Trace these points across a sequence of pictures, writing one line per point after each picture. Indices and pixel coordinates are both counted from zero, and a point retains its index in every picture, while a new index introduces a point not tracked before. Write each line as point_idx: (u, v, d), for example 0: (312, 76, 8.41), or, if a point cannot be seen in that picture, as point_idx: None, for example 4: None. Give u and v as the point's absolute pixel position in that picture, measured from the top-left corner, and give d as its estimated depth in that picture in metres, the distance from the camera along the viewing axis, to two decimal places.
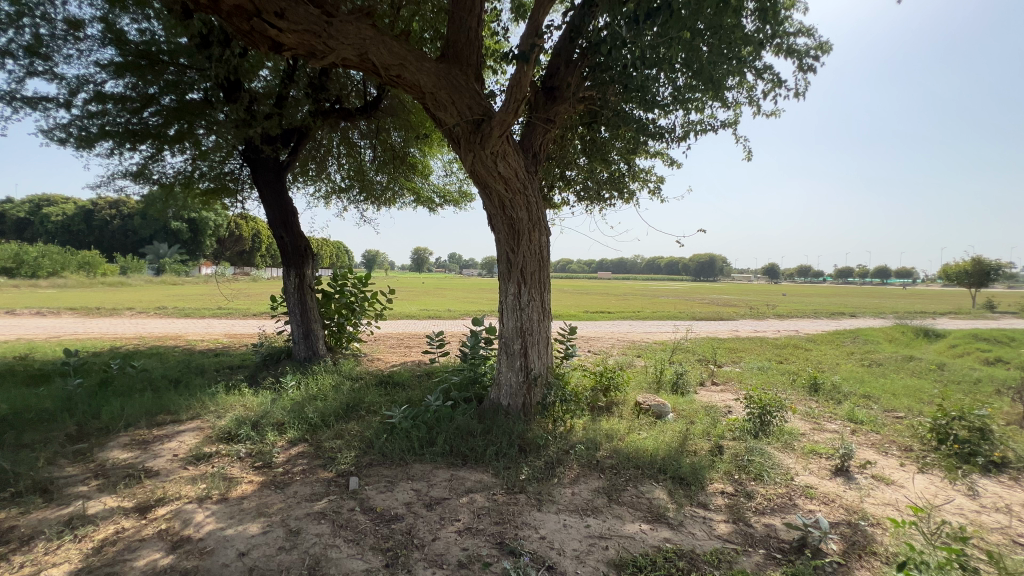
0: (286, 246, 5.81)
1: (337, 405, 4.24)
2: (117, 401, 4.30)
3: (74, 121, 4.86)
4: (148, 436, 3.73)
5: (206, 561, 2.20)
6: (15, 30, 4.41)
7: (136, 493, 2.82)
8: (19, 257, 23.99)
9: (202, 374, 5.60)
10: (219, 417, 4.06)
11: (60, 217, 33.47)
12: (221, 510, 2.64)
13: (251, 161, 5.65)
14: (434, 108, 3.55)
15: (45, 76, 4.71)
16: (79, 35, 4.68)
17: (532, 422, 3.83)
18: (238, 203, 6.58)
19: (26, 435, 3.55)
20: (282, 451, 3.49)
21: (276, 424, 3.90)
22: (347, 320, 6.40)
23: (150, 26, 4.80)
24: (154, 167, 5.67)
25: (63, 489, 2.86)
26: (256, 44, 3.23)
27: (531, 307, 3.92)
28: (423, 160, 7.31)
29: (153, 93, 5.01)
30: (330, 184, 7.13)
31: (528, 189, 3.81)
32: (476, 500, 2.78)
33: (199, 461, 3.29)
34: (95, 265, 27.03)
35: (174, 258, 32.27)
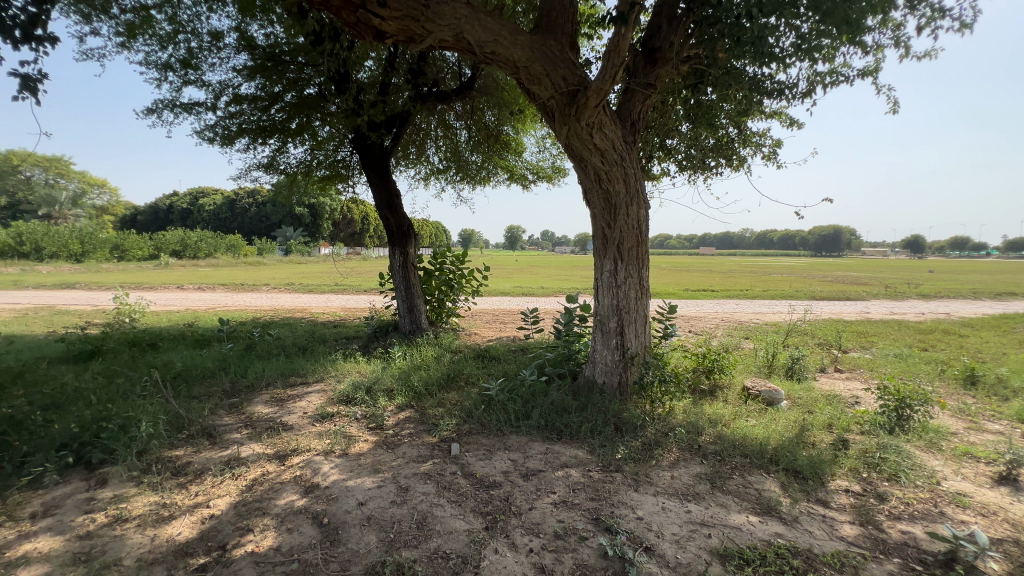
0: (391, 226, 6.22)
1: (439, 375, 4.53)
2: (259, 364, 5.00)
3: (219, 122, 5.59)
4: (284, 394, 4.29)
5: (332, 507, 2.49)
6: (173, 46, 5.14)
7: (277, 443, 3.28)
8: (184, 240, 28.68)
9: (324, 343, 6.28)
10: (339, 382, 4.54)
11: (212, 207, 39.24)
12: (344, 463, 2.97)
13: (360, 148, 6.08)
14: (528, 82, 3.50)
15: (196, 84, 5.46)
16: (220, 44, 5.32)
17: (628, 401, 3.74)
18: (349, 187, 7.17)
19: (195, 387, 4.28)
20: (391, 415, 3.81)
21: (387, 390, 4.27)
22: (447, 296, 6.73)
23: (274, 30, 5.29)
24: (281, 159, 6.34)
25: (223, 435, 3.41)
26: (361, 34, 3.33)
27: (628, 284, 3.79)
28: (516, 138, 7.30)
29: (278, 91, 5.57)
30: (429, 165, 7.44)
31: (626, 159, 3.64)
32: (572, 475, 2.80)
33: (325, 419, 3.72)
34: (239, 248, 31.49)
35: (299, 239, 36.35)
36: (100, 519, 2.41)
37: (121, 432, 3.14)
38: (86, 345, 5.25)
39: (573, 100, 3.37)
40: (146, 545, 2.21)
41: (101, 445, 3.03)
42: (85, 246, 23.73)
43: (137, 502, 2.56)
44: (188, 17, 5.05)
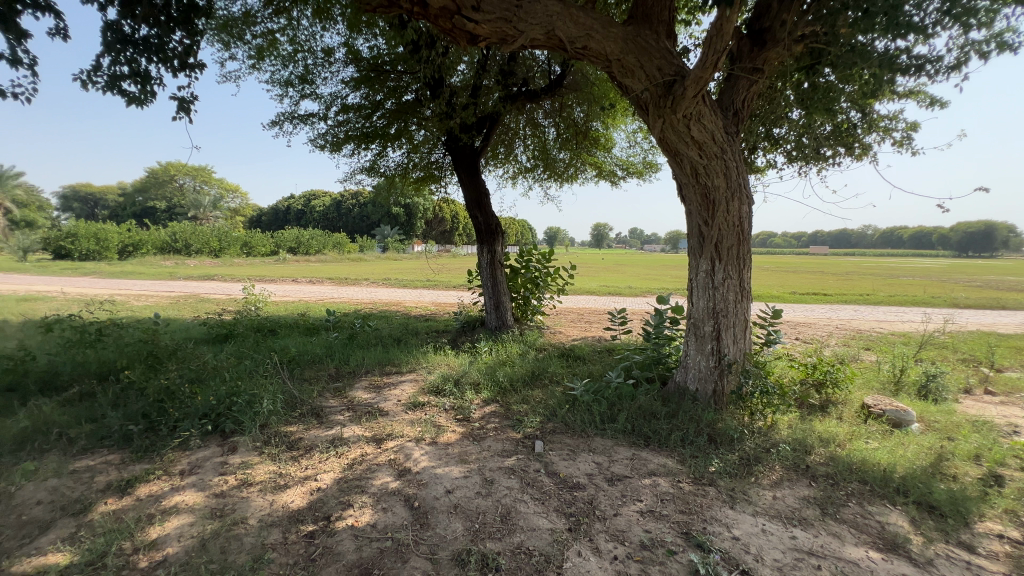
0: (480, 224, 6.40)
1: (524, 372, 4.58)
2: (360, 352, 5.44)
3: (329, 130, 6.14)
4: (381, 382, 4.62)
5: (423, 492, 2.63)
6: (293, 64, 5.72)
7: (374, 426, 3.54)
8: (299, 238, 32.01)
9: (416, 335, 6.65)
10: (430, 373, 4.78)
11: (322, 208, 43.33)
12: (433, 451, 3.12)
13: (452, 149, 6.34)
14: (620, 76, 3.39)
15: (311, 97, 6.05)
16: (331, 59, 5.82)
17: (724, 411, 3.49)
18: (442, 188, 7.51)
19: (307, 371, 4.77)
20: (478, 408, 3.93)
21: (473, 383, 4.41)
22: (532, 294, 6.78)
23: (377, 42, 5.67)
24: (381, 162, 6.81)
25: (328, 416, 3.75)
26: (456, 39, 3.43)
27: (727, 286, 3.53)
28: (606, 134, 7.13)
29: (379, 99, 5.97)
30: (517, 164, 7.54)
31: (727, 151, 3.39)
32: (660, 484, 2.68)
33: (417, 407, 3.93)
34: (343, 245, 34.46)
35: (395, 237, 38.89)
36: (231, 481, 2.76)
37: (248, 407, 3.58)
38: (222, 329, 6.07)
39: (669, 91, 3.21)
40: (266, 508, 2.50)
41: (232, 417, 3.48)
42: (222, 243, 27.54)
43: (260, 469, 2.91)
44: (305, 37, 5.59)
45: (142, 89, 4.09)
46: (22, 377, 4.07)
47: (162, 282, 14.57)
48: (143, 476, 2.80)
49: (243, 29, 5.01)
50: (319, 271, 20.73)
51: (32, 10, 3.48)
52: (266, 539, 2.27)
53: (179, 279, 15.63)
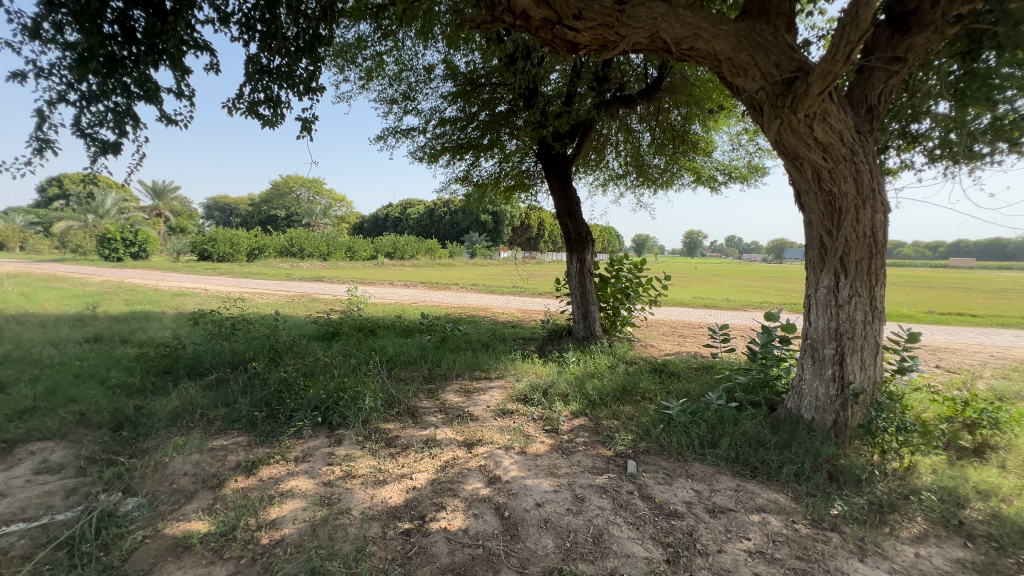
0: (570, 233, 6.34)
1: (614, 386, 4.42)
2: (451, 355, 5.63)
3: (428, 143, 6.48)
4: (471, 386, 4.73)
5: (513, 502, 2.63)
6: (397, 83, 6.11)
7: (466, 430, 3.62)
8: (396, 244, 34.17)
9: (504, 341, 6.75)
10: (518, 380, 4.80)
11: (416, 215, 45.93)
12: (522, 461, 3.11)
13: (544, 158, 6.34)
14: (732, 76, 3.15)
15: (412, 113, 6.42)
16: (431, 76, 6.14)
17: (847, 447, 3.08)
18: (531, 196, 7.58)
19: (403, 371, 5.02)
20: (566, 420, 3.86)
21: (562, 394, 4.35)
22: (622, 305, 6.58)
23: (474, 58, 5.87)
24: (475, 172, 7.03)
25: (423, 417, 3.91)
26: (555, 49, 3.42)
27: (853, 305, 3.12)
28: (705, 137, 6.72)
29: (474, 111, 6.17)
30: (608, 171, 7.39)
31: (858, 153, 3.01)
32: (771, 523, 2.42)
33: (505, 414, 3.96)
34: (435, 251, 36.17)
35: (483, 244, 40.08)
36: (337, 471, 2.98)
37: (352, 402, 3.85)
38: (331, 327, 6.64)
39: (790, 88, 2.92)
40: (367, 501, 2.65)
41: (338, 411, 3.76)
42: (330, 248, 30.28)
43: (362, 463, 3.09)
44: (409, 56, 5.95)
45: (274, 113, 4.61)
46: (174, 362, 4.74)
47: (282, 283, 16.35)
48: (265, 459, 3.11)
49: (356, 53, 5.46)
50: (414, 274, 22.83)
51: (194, 50, 4.07)
52: (367, 531, 2.40)
53: (294, 280, 17.46)
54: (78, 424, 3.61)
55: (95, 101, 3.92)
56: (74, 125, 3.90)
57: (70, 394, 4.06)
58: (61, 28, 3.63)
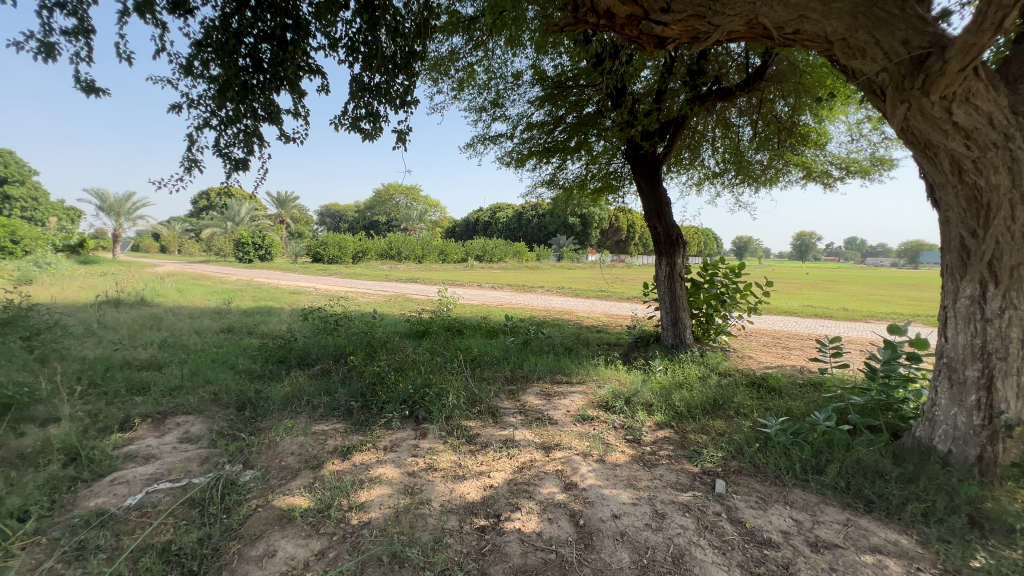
0: (659, 235, 6.06)
1: (704, 399, 4.14)
2: (533, 358, 5.66)
3: (515, 148, 6.60)
4: (552, 390, 4.71)
5: (588, 510, 2.57)
6: (487, 91, 6.30)
7: (545, 434, 3.62)
8: (485, 247, 35.21)
9: (587, 346, 6.65)
10: (599, 387, 4.68)
11: (505, 219, 46.97)
12: (601, 470, 3.04)
13: (632, 158, 6.13)
14: (846, 59, 2.82)
15: (500, 119, 6.58)
16: (519, 82, 6.24)
17: (996, 489, 2.57)
18: (619, 198, 7.38)
19: (486, 371, 5.15)
20: (649, 431, 3.69)
21: (645, 404, 4.17)
22: (716, 312, 6.16)
23: (561, 61, 5.86)
24: (561, 175, 7.01)
25: (503, 417, 3.98)
26: (642, 45, 3.30)
27: (1007, 319, 2.61)
28: (818, 127, 6.04)
29: (561, 114, 6.16)
30: (703, 170, 6.97)
31: (1015, 138, 2.52)
32: (888, 568, 2.10)
33: (585, 421, 3.89)
34: (523, 253, 36.68)
35: (570, 247, 39.85)
36: (420, 463, 3.13)
37: (437, 398, 4.03)
38: (422, 326, 7.01)
39: (922, 66, 2.53)
40: (447, 495, 2.76)
41: (424, 405, 3.96)
42: (425, 251, 32.08)
43: (443, 457, 3.23)
44: (499, 65, 6.11)
45: (374, 127, 4.99)
46: (288, 352, 5.33)
47: (381, 284, 17.61)
48: (358, 446, 3.37)
49: (448, 66, 5.74)
50: (501, 276, 23.34)
51: (308, 74, 4.55)
52: (446, 523, 2.49)
53: (391, 280, 18.76)
54: (212, 403, 4.20)
55: (231, 125, 4.54)
56: (214, 146, 4.55)
57: (207, 376, 4.73)
58: (206, 64, 4.26)
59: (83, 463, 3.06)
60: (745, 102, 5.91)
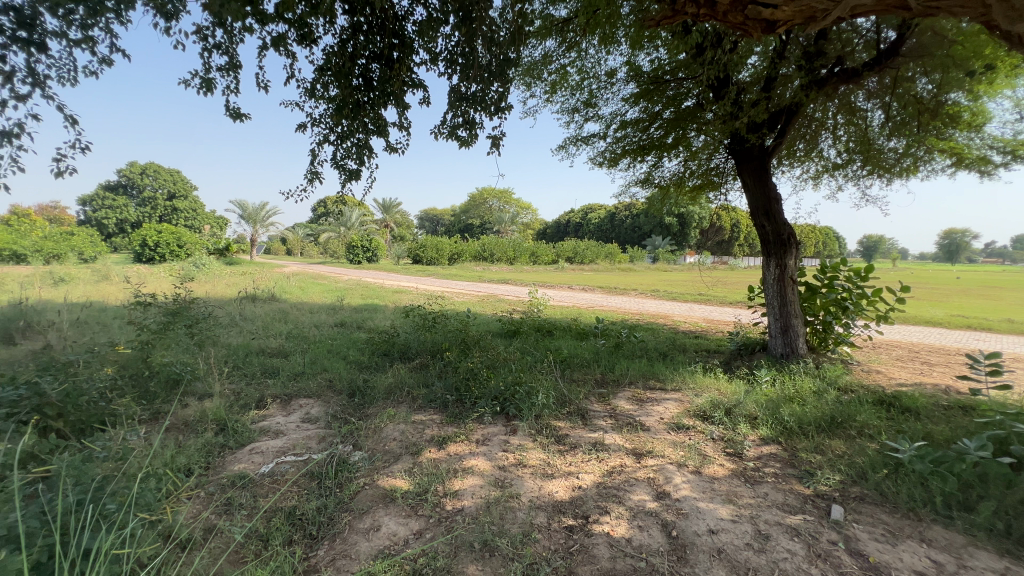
0: (767, 235, 5.57)
1: (819, 415, 3.73)
2: (624, 362, 5.52)
3: (608, 147, 6.51)
4: (644, 396, 4.56)
5: (682, 522, 2.46)
6: (580, 91, 6.28)
7: (636, 440, 3.52)
8: (577, 248, 34.95)
9: (684, 352, 6.32)
10: (697, 395, 4.44)
11: (598, 220, 46.28)
12: (696, 481, 2.88)
13: (736, 152, 5.71)
14: (1009, 22, 2.40)
15: (593, 119, 6.52)
16: (613, 80, 6.13)
17: None
18: (721, 195, 6.92)
19: (576, 372, 5.13)
20: (753, 445, 3.43)
21: (749, 416, 3.87)
22: (836, 320, 5.51)
23: (658, 54, 5.65)
24: (656, 173, 6.76)
25: (592, 420, 3.94)
26: (749, 31, 3.08)
27: None
28: (974, 106, 4.99)
29: (658, 110, 5.95)
30: (821, 162, 6.28)
31: None
32: None
33: (681, 429, 3.71)
34: (616, 255, 35.85)
35: (666, 248, 38.03)
36: (510, 458, 3.22)
37: (527, 396, 4.10)
38: (513, 326, 7.18)
39: None
40: (536, 491, 2.80)
41: (515, 402, 4.06)
42: (517, 253, 32.72)
43: (533, 454, 3.29)
44: (592, 64, 6.06)
45: (470, 134, 5.23)
46: (391, 345, 5.77)
47: (476, 284, 18.36)
48: (453, 437, 3.55)
49: (541, 69, 5.83)
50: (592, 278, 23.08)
51: (412, 88, 4.89)
52: (534, 519, 2.54)
53: (485, 281, 19.48)
54: (328, 389, 4.69)
55: (346, 139, 5.05)
56: (332, 160, 5.08)
57: (324, 365, 5.29)
58: (327, 86, 4.79)
59: (229, 433, 3.61)
60: (875, 83, 5.21)
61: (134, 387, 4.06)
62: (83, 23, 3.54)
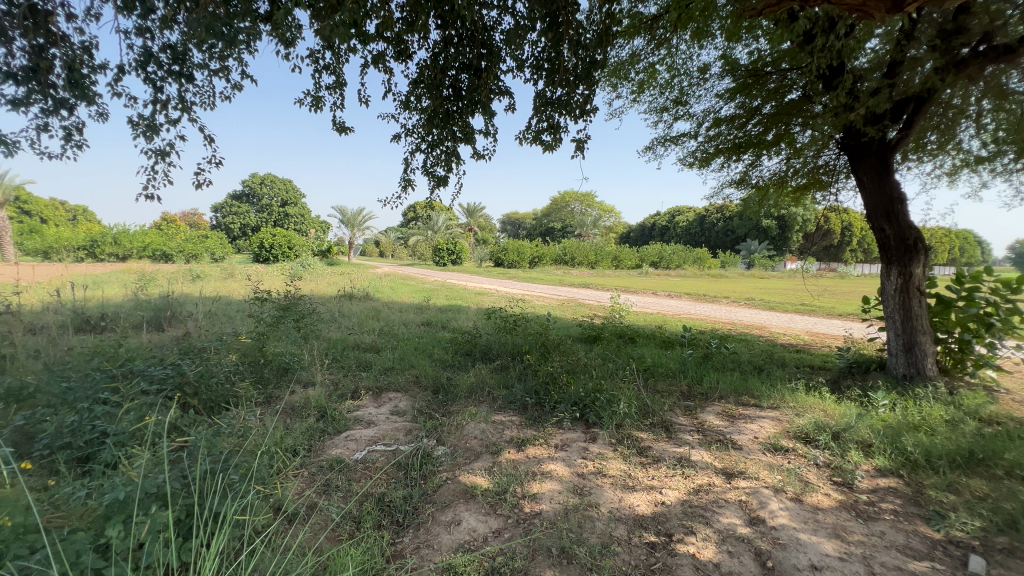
0: (888, 239, 4.93)
1: (953, 448, 3.22)
2: (713, 374, 5.19)
3: (699, 147, 6.19)
4: (735, 412, 4.25)
5: (779, 553, 2.26)
6: (669, 89, 6.03)
7: (726, 458, 3.29)
8: (662, 252, 33.53)
9: (782, 367, 5.79)
10: (798, 415, 4.05)
11: (686, 224, 44.14)
12: (796, 510, 2.63)
13: (850, 147, 5.12)
14: None
15: (683, 118, 6.23)
16: (706, 76, 5.82)
17: None
18: (830, 195, 6.26)
19: (660, 383, 4.91)
20: (866, 476, 3.05)
21: (861, 443, 3.45)
22: (977, 339, 4.73)
23: (758, 45, 5.26)
24: (753, 172, 6.29)
25: (677, 433, 3.75)
26: (872, 10, 2.74)
27: None
28: None
29: (756, 105, 5.54)
30: (959, 155, 5.44)
31: None
32: None
33: (778, 451, 3.41)
34: (705, 260, 33.90)
35: (762, 253, 35.16)
36: (590, 466, 3.17)
37: (608, 404, 4.00)
38: (594, 331, 7.05)
39: None
40: (616, 503, 2.73)
41: (595, 410, 3.98)
42: (598, 257, 32.17)
43: (613, 464, 3.20)
44: (683, 60, 5.79)
45: (554, 138, 5.24)
46: (473, 346, 5.94)
47: (555, 288, 18.35)
48: (532, 440, 3.57)
49: (628, 69, 5.69)
50: (678, 284, 22.05)
51: (498, 96, 5.01)
52: (613, 531, 2.47)
53: (565, 285, 19.42)
54: (414, 384, 4.95)
55: (436, 147, 5.30)
56: (423, 167, 5.36)
57: (412, 362, 5.59)
58: (419, 98, 5.07)
59: (328, 419, 3.94)
60: None
61: (253, 372, 4.59)
62: (220, 54, 4.07)
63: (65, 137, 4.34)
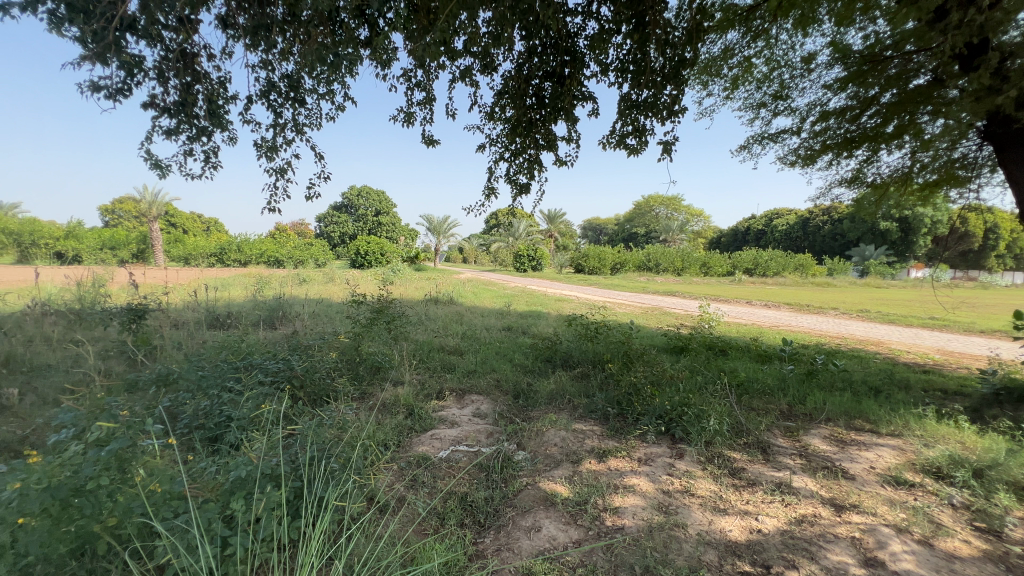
0: None
1: None
2: (819, 393, 4.69)
3: (802, 144, 5.68)
4: (846, 437, 3.81)
5: None
6: (768, 83, 5.60)
7: (836, 488, 2.95)
8: (758, 258, 31.07)
9: (906, 390, 5.08)
10: (926, 446, 3.52)
11: (786, 227, 40.55)
12: (925, 555, 2.29)
13: (997, 136, 4.37)
14: None
15: (784, 113, 5.75)
16: (812, 66, 5.32)
17: None
18: (968, 193, 5.40)
19: (756, 400, 4.54)
20: (1020, 525, 2.57)
21: (1013, 485, 2.91)
22: None
23: (876, 27, 4.71)
24: (869, 170, 5.63)
25: (776, 456, 3.44)
26: None
27: None
28: None
29: (873, 94, 4.97)
30: None
31: None
32: None
33: (901, 485, 2.99)
34: (808, 267, 30.84)
35: (879, 259, 31.19)
36: (676, 484, 3.01)
37: (696, 419, 3.77)
38: (680, 341, 6.70)
39: None
40: (706, 525, 2.56)
41: (682, 425, 3.77)
42: (685, 263, 30.59)
43: (702, 484, 3.01)
44: (785, 51, 5.35)
45: (639, 141, 5.10)
46: (553, 352, 5.92)
47: (637, 295, 17.76)
48: (614, 452, 3.47)
49: (721, 65, 5.38)
50: (776, 292, 20.29)
51: (582, 102, 4.99)
52: (702, 555, 2.33)
53: (647, 293, 18.69)
54: (495, 388, 5.04)
55: (518, 155, 5.40)
56: (506, 175, 5.49)
57: (494, 366, 5.71)
58: (504, 109, 5.21)
59: (416, 417, 4.15)
60: None
61: (349, 370, 4.98)
62: (327, 79, 4.50)
63: (205, 160, 5.05)
